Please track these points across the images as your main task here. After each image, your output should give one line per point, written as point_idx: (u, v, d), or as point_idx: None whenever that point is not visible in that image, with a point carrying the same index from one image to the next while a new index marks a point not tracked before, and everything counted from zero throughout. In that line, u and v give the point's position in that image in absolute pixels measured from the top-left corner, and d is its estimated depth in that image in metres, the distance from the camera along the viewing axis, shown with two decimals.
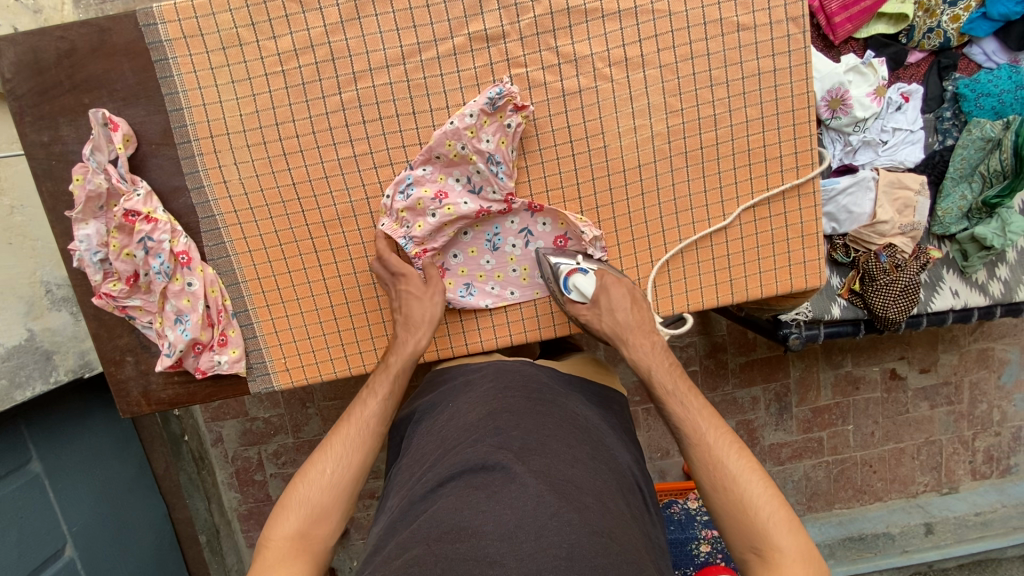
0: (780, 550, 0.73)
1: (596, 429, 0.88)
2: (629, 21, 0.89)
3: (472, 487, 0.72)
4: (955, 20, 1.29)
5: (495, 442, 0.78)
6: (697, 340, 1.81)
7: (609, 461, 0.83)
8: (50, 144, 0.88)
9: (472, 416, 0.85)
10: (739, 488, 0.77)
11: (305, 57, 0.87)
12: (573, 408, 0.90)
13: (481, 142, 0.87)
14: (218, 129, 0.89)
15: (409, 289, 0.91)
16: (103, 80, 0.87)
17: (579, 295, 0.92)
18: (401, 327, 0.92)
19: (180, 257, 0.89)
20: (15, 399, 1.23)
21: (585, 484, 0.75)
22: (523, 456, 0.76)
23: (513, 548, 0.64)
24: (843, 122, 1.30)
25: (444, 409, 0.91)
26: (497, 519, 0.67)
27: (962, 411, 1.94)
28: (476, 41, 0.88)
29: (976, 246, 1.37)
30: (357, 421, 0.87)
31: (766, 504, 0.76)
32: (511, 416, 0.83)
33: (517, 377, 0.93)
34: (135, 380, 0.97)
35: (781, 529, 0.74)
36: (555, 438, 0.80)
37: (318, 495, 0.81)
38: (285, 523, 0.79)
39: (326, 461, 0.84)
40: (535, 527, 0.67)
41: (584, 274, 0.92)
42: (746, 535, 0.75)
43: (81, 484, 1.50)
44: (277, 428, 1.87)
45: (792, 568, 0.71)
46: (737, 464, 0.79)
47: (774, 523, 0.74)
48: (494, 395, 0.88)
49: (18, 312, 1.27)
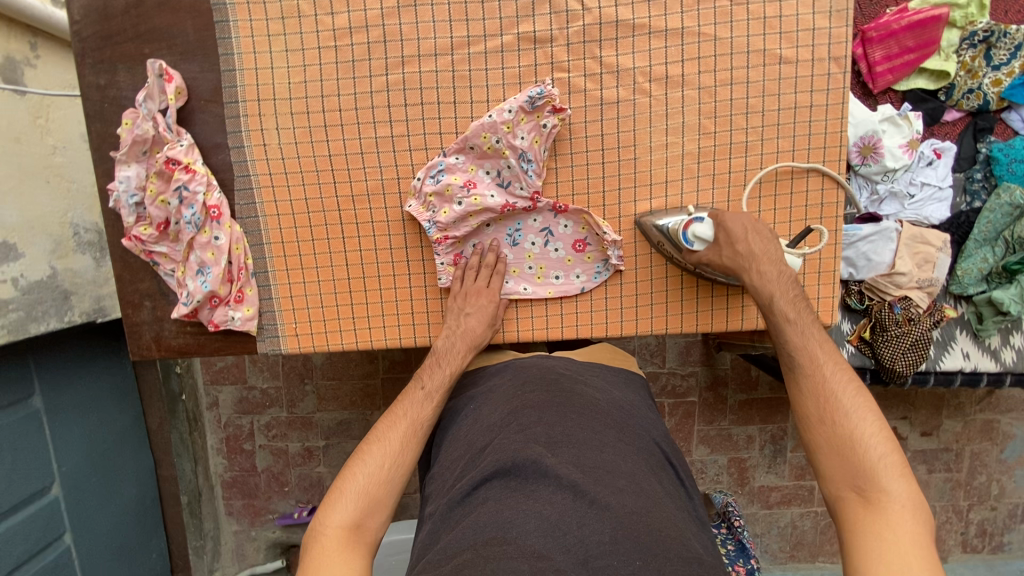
0: (886, 493, 0.73)
1: (619, 412, 0.96)
2: (674, 40, 0.91)
3: (509, 488, 0.80)
4: (996, 84, 1.30)
5: (522, 438, 0.86)
6: (699, 370, 1.81)
7: (633, 441, 0.91)
8: (105, 87, 0.91)
9: (495, 416, 0.94)
10: (849, 426, 0.78)
11: (358, 36, 0.91)
12: (591, 394, 0.97)
13: (515, 138, 0.90)
14: (266, 94, 0.92)
15: (483, 304, 0.95)
16: (164, 34, 0.90)
17: (699, 244, 0.90)
18: (458, 339, 0.95)
19: (211, 211, 0.91)
20: (30, 331, 1.26)
21: (615, 468, 0.83)
22: (552, 449, 0.84)
23: (557, 543, 0.71)
24: (872, 169, 1.32)
25: (467, 415, 0.99)
26: (538, 517, 0.74)
27: (959, 480, 1.91)
28: (524, 41, 0.91)
29: (992, 310, 1.35)
30: (416, 420, 0.91)
31: (876, 446, 0.76)
32: (532, 412, 0.91)
33: (535, 373, 1.01)
34: (149, 325, 0.98)
35: (890, 472, 0.74)
36: (580, 427, 0.88)
37: (373, 487, 0.84)
38: (342, 512, 0.82)
39: (384, 454, 0.87)
40: (578, 517, 0.74)
41: (699, 222, 0.89)
42: (847, 472, 0.76)
43: (74, 425, 1.52)
44: (273, 400, 1.90)
45: (897, 511, 0.71)
46: (851, 401, 0.80)
47: (883, 465, 0.74)
48: (515, 394, 0.97)
49: (45, 248, 1.31)
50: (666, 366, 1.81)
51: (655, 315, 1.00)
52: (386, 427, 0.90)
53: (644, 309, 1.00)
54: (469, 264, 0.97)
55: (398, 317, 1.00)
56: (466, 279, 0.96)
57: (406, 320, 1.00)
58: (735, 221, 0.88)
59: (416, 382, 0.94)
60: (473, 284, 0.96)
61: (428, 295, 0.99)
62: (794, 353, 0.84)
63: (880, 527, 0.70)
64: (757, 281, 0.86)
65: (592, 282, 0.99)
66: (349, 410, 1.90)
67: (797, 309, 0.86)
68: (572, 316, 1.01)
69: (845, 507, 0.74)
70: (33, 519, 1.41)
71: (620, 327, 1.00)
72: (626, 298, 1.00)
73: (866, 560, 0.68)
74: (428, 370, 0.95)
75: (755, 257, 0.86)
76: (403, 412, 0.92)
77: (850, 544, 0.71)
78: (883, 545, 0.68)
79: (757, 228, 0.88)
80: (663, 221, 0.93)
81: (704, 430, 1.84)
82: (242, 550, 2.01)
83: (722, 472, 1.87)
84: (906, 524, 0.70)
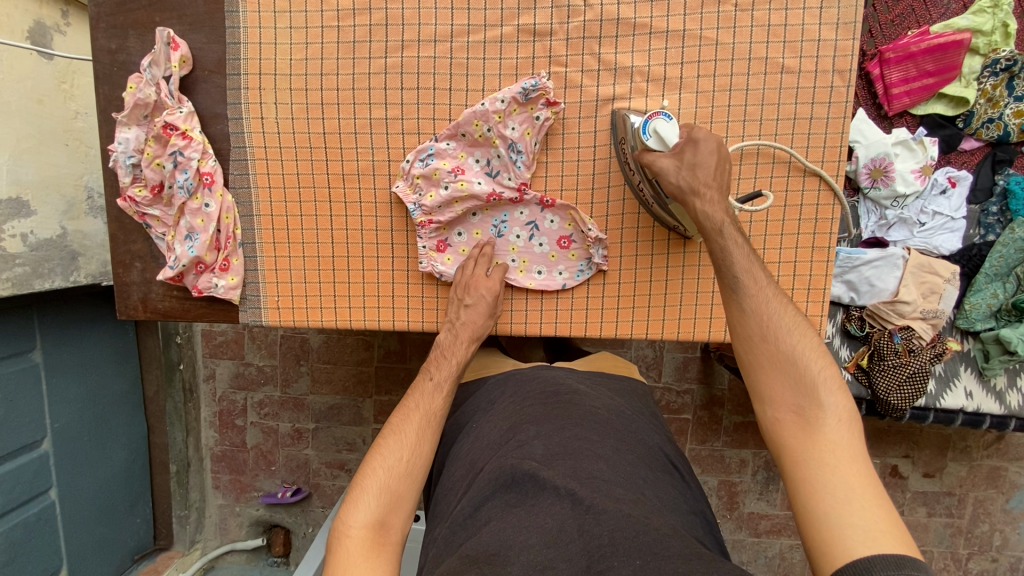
0: (823, 408, 0.76)
1: (619, 421, 0.96)
2: (675, 42, 0.90)
3: (509, 504, 0.80)
4: (1018, 115, 1.25)
5: (518, 455, 0.86)
6: (695, 388, 1.78)
7: (636, 450, 0.91)
8: (115, 51, 0.94)
9: (495, 433, 0.94)
10: (789, 347, 0.80)
11: (360, 17, 0.92)
12: (592, 404, 0.96)
13: (506, 128, 0.90)
14: (268, 68, 0.94)
15: (483, 295, 0.94)
16: (176, 4, 0.93)
17: (657, 143, 0.83)
18: (463, 328, 0.94)
19: (204, 178, 0.93)
20: (34, 287, 1.30)
21: (608, 476, 0.82)
22: (547, 463, 0.84)
23: (559, 552, 0.72)
24: (882, 193, 1.29)
25: (470, 431, 1.00)
26: (539, 529, 0.75)
27: (961, 527, 1.83)
28: (523, 33, 0.91)
29: (999, 348, 1.29)
30: (428, 412, 0.90)
31: (812, 362, 0.79)
32: (529, 426, 0.92)
33: (535, 388, 1.01)
34: (138, 286, 1.01)
35: (828, 390, 0.77)
36: (578, 438, 0.88)
37: (394, 481, 0.83)
38: (365, 511, 0.80)
39: (400, 448, 0.86)
40: (577, 525, 0.74)
41: (666, 120, 0.82)
42: (788, 393, 0.78)
43: (71, 383, 1.56)
44: (268, 378, 1.92)
45: (835, 428, 0.75)
46: (789, 321, 0.81)
47: (820, 383, 0.77)
48: (517, 409, 0.97)
49: (58, 209, 1.36)
50: (661, 381, 1.78)
51: (635, 319, 0.98)
52: (400, 420, 0.90)
53: (625, 311, 0.98)
54: (469, 255, 0.97)
55: (379, 299, 1.00)
56: (466, 269, 0.95)
57: (386, 302, 1.00)
58: (703, 145, 0.82)
59: (426, 373, 0.95)
60: (474, 272, 0.95)
61: (409, 279, 0.99)
62: (739, 275, 0.82)
63: (821, 447, 0.74)
64: (708, 208, 0.81)
65: (574, 279, 0.98)
66: (341, 396, 1.91)
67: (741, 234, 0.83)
68: (553, 311, 1.00)
69: (785, 427, 0.78)
70: (21, 470, 1.44)
71: (599, 328, 0.99)
72: (608, 299, 0.99)
73: (810, 483, 0.71)
74: (435, 363, 0.96)
75: (701, 182, 0.81)
76: (415, 404, 0.91)
77: (794, 466, 0.74)
78: (823, 464, 0.72)
79: (723, 162, 0.83)
80: (632, 118, 0.86)
81: (696, 449, 1.80)
82: (225, 524, 2.01)
83: (711, 493, 1.82)
84: (842, 440, 0.74)
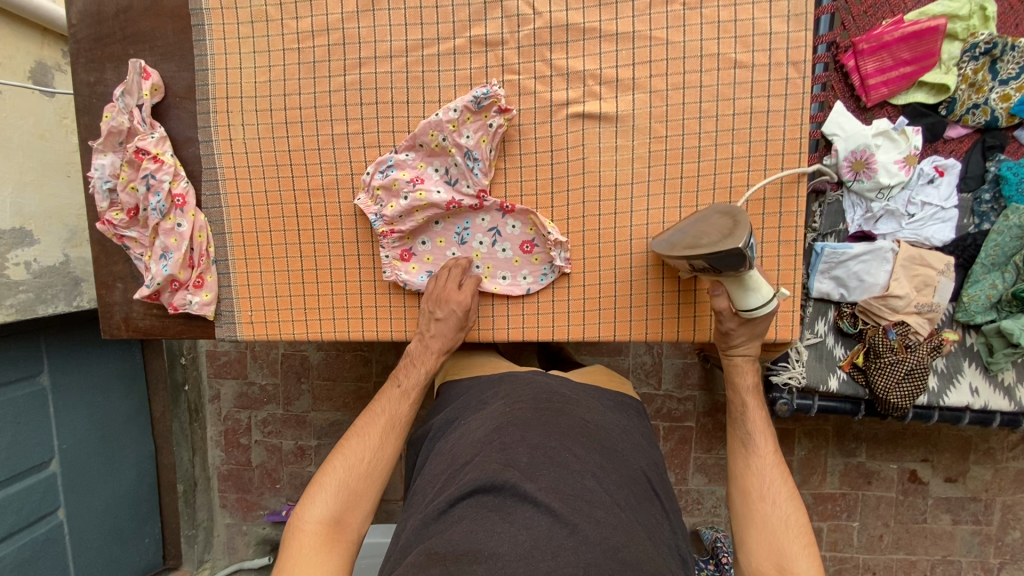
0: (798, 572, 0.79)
1: (610, 438, 0.92)
2: (626, 44, 0.91)
3: (485, 508, 0.76)
4: (1004, 99, 1.21)
5: (502, 460, 0.81)
6: (696, 395, 1.74)
7: (621, 470, 0.87)
8: (94, 83, 0.99)
9: (480, 432, 0.89)
10: (782, 511, 0.85)
11: (319, 39, 0.95)
12: (581, 416, 0.93)
13: (461, 136, 0.91)
14: (234, 92, 0.98)
15: (455, 306, 0.94)
16: (147, 36, 0.98)
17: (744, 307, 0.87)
18: (432, 340, 0.95)
19: (176, 200, 0.97)
20: (38, 312, 1.35)
21: (594, 497, 0.78)
22: (530, 474, 0.79)
23: (529, 567, 0.67)
24: (866, 186, 1.24)
25: (457, 428, 0.97)
26: (511, 541, 0.71)
27: (990, 534, 1.73)
28: (475, 44, 0.93)
29: (1002, 341, 1.24)
30: (393, 417, 0.91)
31: (798, 530, 0.83)
32: (516, 429, 0.87)
33: (529, 391, 0.97)
34: (120, 306, 1.05)
35: (808, 560, 0.80)
36: (562, 449, 0.84)
37: (353, 481, 0.84)
38: (322, 507, 0.82)
39: (362, 448, 0.88)
40: (551, 546, 0.70)
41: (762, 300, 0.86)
42: (773, 552, 0.82)
43: (78, 405, 1.60)
44: (270, 397, 1.96)
45: None
46: (784, 487, 0.87)
47: (803, 549, 0.81)
48: (506, 410, 0.93)
49: (61, 237, 1.42)
50: (661, 388, 1.74)
51: (602, 322, 0.98)
52: (365, 423, 0.91)
53: (592, 314, 0.98)
54: (444, 266, 0.97)
55: (348, 309, 1.01)
56: (439, 279, 0.96)
57: (355, 313, 1.01)
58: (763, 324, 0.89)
59: (393, 381, 0.95)
60: (446, 283, 0.95)
61: (377, 290, 1.01)
62: (752, 432, 0.91)
63: None
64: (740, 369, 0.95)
65: (538, 283, 0.98)
66: (342, 412, 1.92)
67: (757, 401, 0.94)
68: (520, 316, 1.00)
69: None
70: (28, 491, 1.47)
71: (566, 331, 0.99)
72: (574, 302, 0.98)
73: None
74: (404, 370, 0.96)
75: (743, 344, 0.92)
76: (381, 410, 0.92)
77: None
78: None
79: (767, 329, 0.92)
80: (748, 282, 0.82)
81: (701, 458, 1.75)
82: (232, 543, 2.03)
83: (720, 504, 1.76)
84: None
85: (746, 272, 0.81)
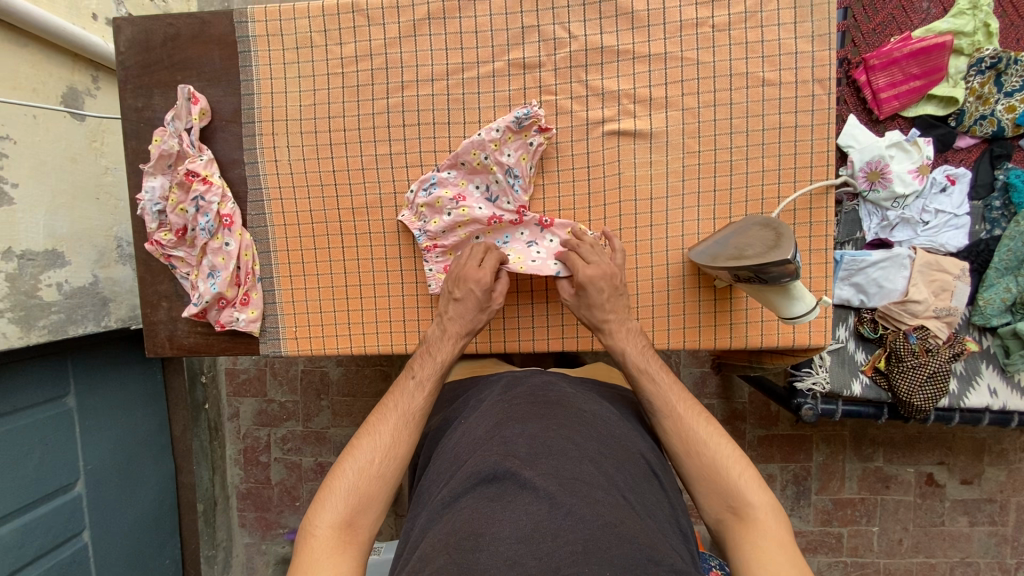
0: (751, 505, 0.81)
1: (605, 424, 0.91)
2: (658, 64, 0.95)
3: (486, 498, 0.75)
4: (1010, 110, 1.26)
5: (501, 451, 0.81)
6: (714, 403, 1.76)
7: (619, 459, 0.85)
8: (141, 109, 1.02)
9: (480, 429, 0.89)
10: (711, 454, 0.86)
11: (362, 63, 0.99)
12: (580, 408, 0.92)
13: (502, 155, 0.95)
14: (280, 115, 1.01)
15: (471, 290, 0.94)
16: (195, 62, 1.01)
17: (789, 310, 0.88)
18: (449, 323, 0.95)
19: (224, 219, 1.00)
20: (69, 333, 1.36)
21: (593, 480, 0.78)
22: (530, 462, 0.79)
23: (530, 549, 0.68)
24: (881, 195, 1.29)
25: (456, 428, 0.96)
26: (512, 523, 0.71)
27: (1006, 535, 1.75)
28: (513, 67, 0.97)
29: (1019, 343, 1.28)
30: (406, 411, 0.91)
31: (733, 465, 0.84)
32: (516, 425, 0.86)
33: (525, 389, 0.97)
34: (164, 324, 1.06)
35: (752, 488, 0.82)
36: (560, 438, 0.83)
37: (363, 483, 0.85)
38: (332, 511, 0.83)
39: (373, 449, 0.88)
40: (552, 528, 0.70)
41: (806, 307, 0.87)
42: (719, 497, 0.84)
43: (104, 426, 1.58)
44: (290, 413, 1.97)
45: (765, 522, 0.80)
46: (706, 430, 0.88)
47: (743, 480, 0.83)
48: (502, 408, 0.93)
49: (91, 259, 1.44)
50: None
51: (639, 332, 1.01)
52: (377, 420, 0.91)
53: None
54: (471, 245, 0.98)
55: (390, 323, 1.04)
56: (460, 259, 0.96)
57: (397, 327, 1.04)
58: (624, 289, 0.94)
59: (407, 372, 0.95)
60: (468, 262, 0.95)
61: (419, 303, 1.03)
62: (651, 398, 0.91)
63: (755, 537, 0.78)
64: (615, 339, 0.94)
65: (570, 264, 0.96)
66: None
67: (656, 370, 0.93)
68: (558, 328, 1.04)
69: (726, 528, 0.82)
70: (57, 511, 1.45)
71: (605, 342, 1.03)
72: None
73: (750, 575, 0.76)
74: (419, 361, 0.95)
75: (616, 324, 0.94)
76: (393, 404, 0.92)
77: (733, 559, 0.79)
78: (757, 552, 0.77)
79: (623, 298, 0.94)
80: (790, 292, 0.84)
81: None
82: (253, 563, 2.04)
83: None
84: (774, 531, 0.79)
85: (791, 283, 0.82)
